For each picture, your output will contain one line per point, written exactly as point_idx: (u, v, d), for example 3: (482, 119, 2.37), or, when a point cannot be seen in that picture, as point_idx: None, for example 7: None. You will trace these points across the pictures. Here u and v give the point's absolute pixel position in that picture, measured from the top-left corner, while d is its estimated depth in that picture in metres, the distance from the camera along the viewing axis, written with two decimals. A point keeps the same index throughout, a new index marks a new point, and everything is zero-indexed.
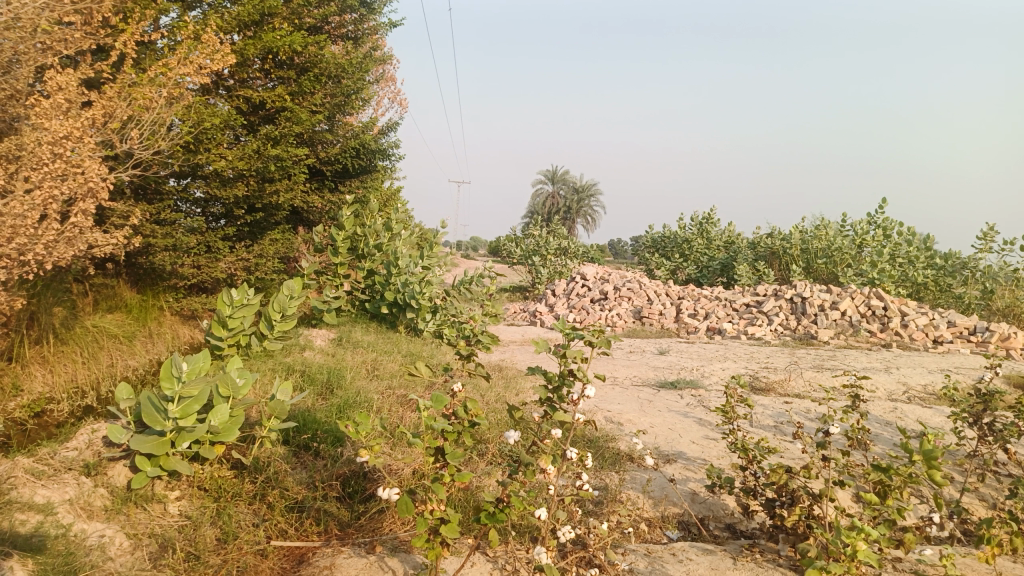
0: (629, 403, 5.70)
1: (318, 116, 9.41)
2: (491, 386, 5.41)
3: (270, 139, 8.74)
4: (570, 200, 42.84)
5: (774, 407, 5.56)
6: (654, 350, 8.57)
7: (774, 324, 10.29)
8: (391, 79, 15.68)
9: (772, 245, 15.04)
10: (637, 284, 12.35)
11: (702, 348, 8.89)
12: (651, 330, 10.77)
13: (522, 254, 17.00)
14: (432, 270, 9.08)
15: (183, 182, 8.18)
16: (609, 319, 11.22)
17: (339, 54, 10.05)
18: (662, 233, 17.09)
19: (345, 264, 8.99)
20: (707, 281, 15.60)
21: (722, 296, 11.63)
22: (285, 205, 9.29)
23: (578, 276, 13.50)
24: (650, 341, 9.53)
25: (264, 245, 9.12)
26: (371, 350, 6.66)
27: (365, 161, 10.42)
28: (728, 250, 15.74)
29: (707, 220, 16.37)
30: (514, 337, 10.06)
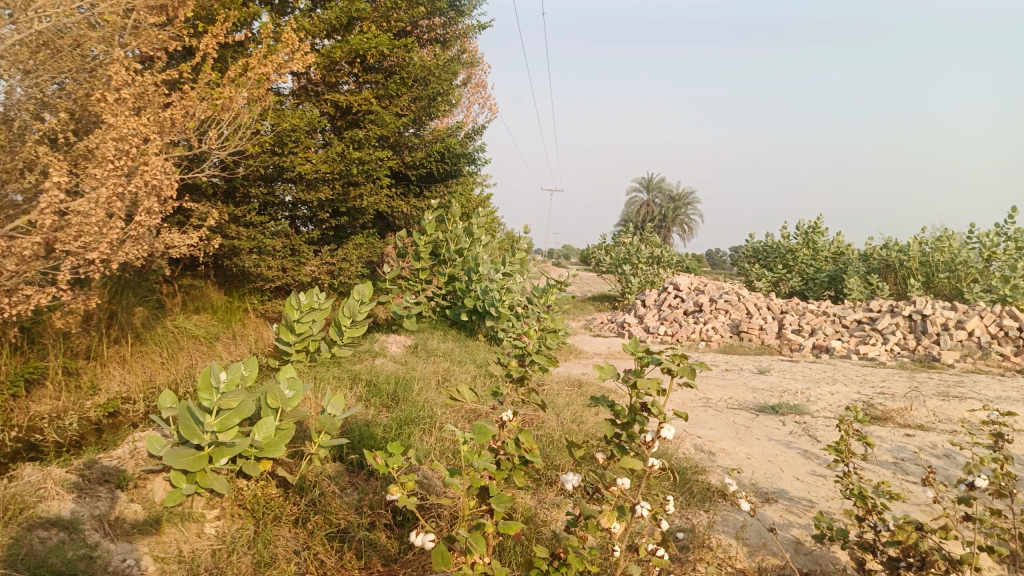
0: (723, 429, 5.14)
1: (404, 119, 9.26)
2: (568, 405, 4.98)
3: (354, 142, 8.67)
4: (665, 208, 41.73)
5: (894, 441, 4.87)
6: (752, 369, 7.89)
7: (888, 344, 9.35)
8: (482, 85, 15.58)
9: (887, 257, 13.86)
10: (735, 297, 11.58)
11: (807, 368, 8.13)
12: (750, 346, 10.03)
13: (613, 263, 16.44)
14: (514, 277, 8.73)
15: (269, 185, 8.21)
16: (703, 333, 10.55)
17: (427, 57, 9.90)
18: (763, 243, 16.16)
19: (427, 269, 8.77)
20: (812, 294, 14.57)
21: (830, 312, 10.73)
22: (368, 209, 9.19)
23: (671, 286, 12.85)
24: (749, 358, 8.82)
25: (348, 249, 9.03)
26: (447, 360, 6.36)
27: (451, 165, 10.21)
28: (836, 262, 14.65)
29: (813, 230, 15.31)
30: (601, 350, 9.57)
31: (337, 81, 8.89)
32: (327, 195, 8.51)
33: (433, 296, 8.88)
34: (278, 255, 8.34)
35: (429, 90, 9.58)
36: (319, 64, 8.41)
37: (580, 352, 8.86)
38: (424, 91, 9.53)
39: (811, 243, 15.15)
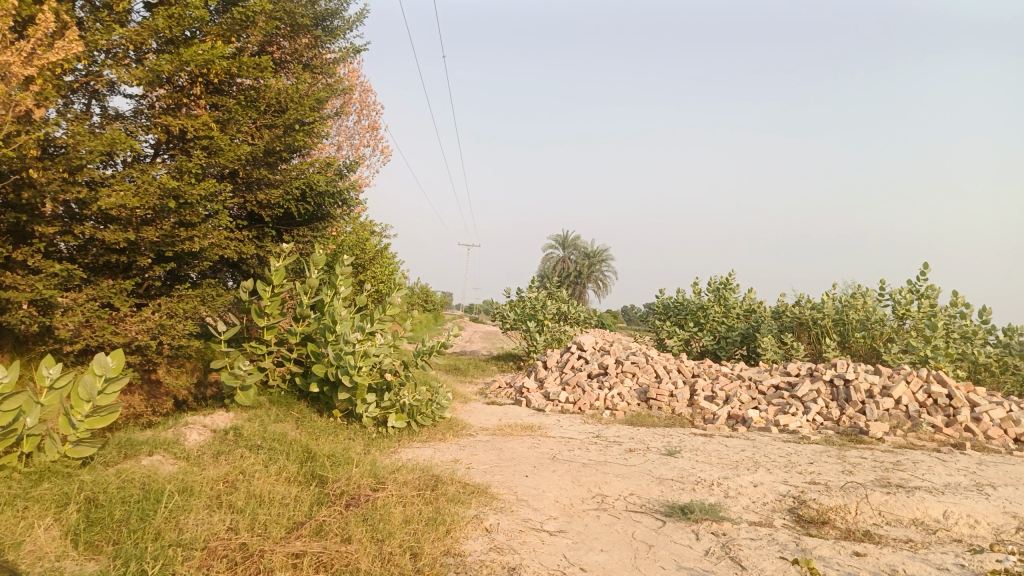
0: (617, 551, 3.77)
1: (254, 148, 7.79)
2: (399, 531, 3.51)
3: (182, 172, 7.12)
4: (580, 264, 41.12)
5: (842, 567, 3.62)
6: (659, 447, 6.62)
7: (810, 414, 8.31)
8: (371, 128, 14.63)
9: (800, 314, 13.10)
10: (643, 358, 10.42)
11: (723, 445, 6.92)
12: (660, 416, 8.79)
13: (516, 319, 15.13)
14: (381, 337, 7.26)
15: (67, 223, 6.55)
16: (608, 400, 9.28)
17: (288, 81, 8.48)
18: (673, 300, 15.19)
19: (274, 328, 7.18)
20: (725, 353, 13.63)
21: (746, 374, 9.68)
22: (205, 251, 7.60)
23: (574, 345, 11.59)
24: (658, 433, 7.57)
25: (176, 302, 7.38)
26: (262, 451, 4.80)
27: (315, 204, 8.72)
28: (749, 320, 13.79)
29: (725, 286, 14.47)
30: (488, 422, 8.12)
31: (168, 102, 7.35)
32: (148, 236, 6.89)
33: (282, 360, 7.28)
34: (80, 310, 6.61)
35: (289, 117, 8.13)
36: (142, 79, 6.83)
37: (460, 428, 7.38)
38: (281, 119, 8.06)
39: (722, 300, 14.27)
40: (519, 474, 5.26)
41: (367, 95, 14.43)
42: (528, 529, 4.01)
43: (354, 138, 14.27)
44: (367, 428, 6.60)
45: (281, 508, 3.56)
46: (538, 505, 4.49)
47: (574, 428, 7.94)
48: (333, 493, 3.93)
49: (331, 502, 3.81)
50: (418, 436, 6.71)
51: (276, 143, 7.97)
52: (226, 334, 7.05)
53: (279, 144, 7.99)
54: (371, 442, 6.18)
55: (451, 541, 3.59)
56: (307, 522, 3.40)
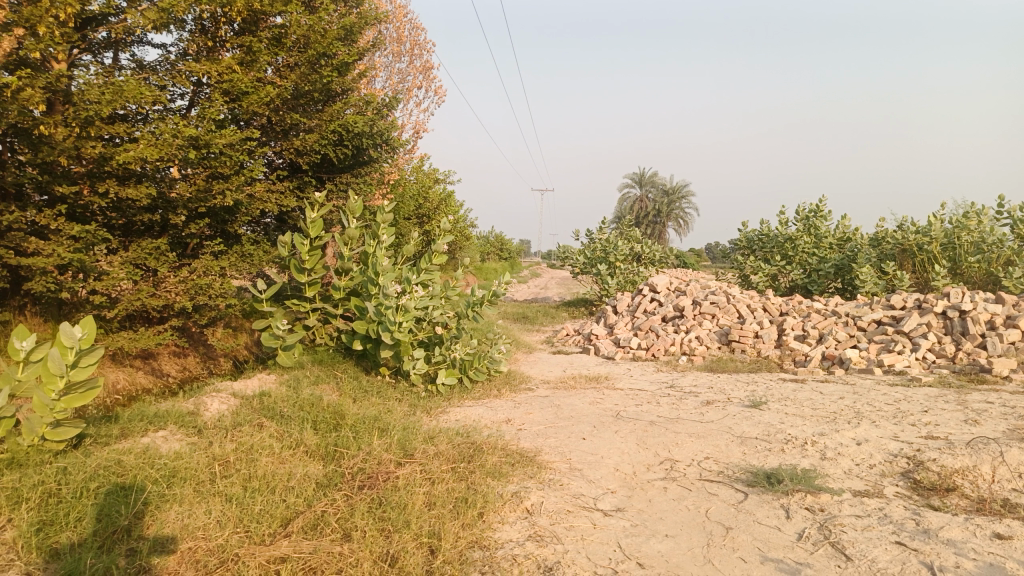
0: (685, 537, 3.07)
1: (283, 91, 7.26)
2: (414, 520, 2.92)
3: (206, 119, 6.68)
4: (660, 202, 39.48)
5: (980, 556, 2.80)
6: (742, 398, 5.81)
7: (919, 352, 7.27)
8: (421, 70, 13.91)
9: (902, 240, 11.75)
10: (724, 297, 9.45)
11: (817, 393, 6.04)
12: (743, 360, 7.93)
13: (586, 262, 14.37)
14: (427, 287, 6.68)
15: (91, 183, 6.21)
16: (685, 345, 8.47)
17: (316, 15, 7.85)
18: (756, 232, 13.97)
19: (317, 283, 6.70)
20: (817, 287, 12.44)
21: (842, 309, 8.62)
22: (240, 205, 7.19)
23: (647, 286, 10.73)
24: (741, 381, 6.74)
25: (215, 261, 7.01)
26: (285, 421, 4.32)
27: (354, 148, 8.14)
28: (843, 249, 12.53)
29: (816, 213, 13.15)
30: (552, 374, 7.48)
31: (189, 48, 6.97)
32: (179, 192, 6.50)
33: (327, 317, 6.81)
34: (116, 273, 6.29)
35: (313, 52, 7.55)
36: (156, 21, 6.39)
37: (518, 383, 6.77)
38: (305, 55, 7.48)
39: (812, 230, 12.97)
40: (576, 437, 4.60)
41: (414, 34, 13.65)
42: (577, 509, 3.35)
43: (402, 80, 13.58)
44: (416, 386, 6.07)
45: (280, 495, 3.04)
46: (594, 476, 3.83)
47: (646, 378, 7.20)
48: (347, 473, 3.39)
49: (343, 484, 3.26)
50: (470, 393, 6.13)
51: (302, 82, 7.43)
52: (267, 293, 6.63)
53: (307, 84, 7.46)
54: (417, 403, 5.64)
55: (479, 529, 2.98)
56: (304, 516, 2.87)
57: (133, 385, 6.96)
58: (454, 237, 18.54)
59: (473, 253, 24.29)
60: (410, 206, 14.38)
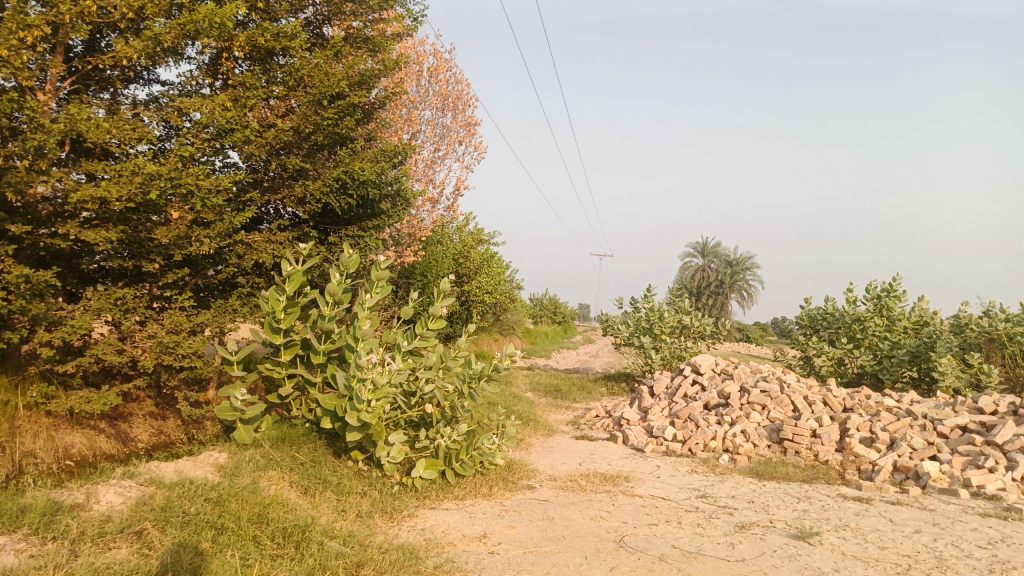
0: None
1: (283, 133, 6.66)
2: None
3: (187, 156, 6.06)
4: (722, 274, 37.95)
5: None
6: (787, 524, 4.60)
7: (1017, 472, 5.89)
8: (462, 124, 13.41)
9: (991, 328, 10.25)
10: (777, 385, 8.20)
11: (886, 523, 4.77)
12: (796, 465, 6.66)
13: (628, 334, 13.27)
14: (420, 362, 5.77)
15: (51, 222, 5.57)
16: (727, 440, 7.25)
17: (327, 55, 7.32)
18: (820, 310, 12.54)
19: (294, 347, 5.87)
20: (888, 377, 10.99)
21: (918, 409, 7.26)
22: (224, 252, 6.53)
23: (689, 366, 9.55)
24: (789, 496, 5.50)
25: (190, 316, 6.25)
26: (182, 527, 3.41)
27: (360, 198, 7.44)
28: (920, 335, 11.08)
29: (888, 293, 11.76)
30: (563, 467, 6.36)
31: (184, 82, 6.51)
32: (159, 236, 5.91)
33: (304, 387, 5.95)
34: (72, 324, 5.54)
35: (318, 89, 6.92)
36: (144, 50, 5.82)
37: (519, 478, 5.69)
38: (308, 95, 6.90)
39: (884, 311, 11.56)
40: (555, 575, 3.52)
41: (458, 89, 13.17)
42: None
43: (441, 137, 13.15)
44: (388, 477, 5.09)
45: None
46: None
47: (674, 481, 6.02)
48: None
49: None
50: (453, 490, 5.11)
51: (305, 123, 6.81)
52: (237, 356, 5.83)
53: (310, 126, 6.83)
54: (382, 504, 4.65)
55: None
56: None
57: (92, 449, 6.21)
58: (497, 299, 17.76)
59: (521, 315, 23.43)
60: (445, 265, 13.70)
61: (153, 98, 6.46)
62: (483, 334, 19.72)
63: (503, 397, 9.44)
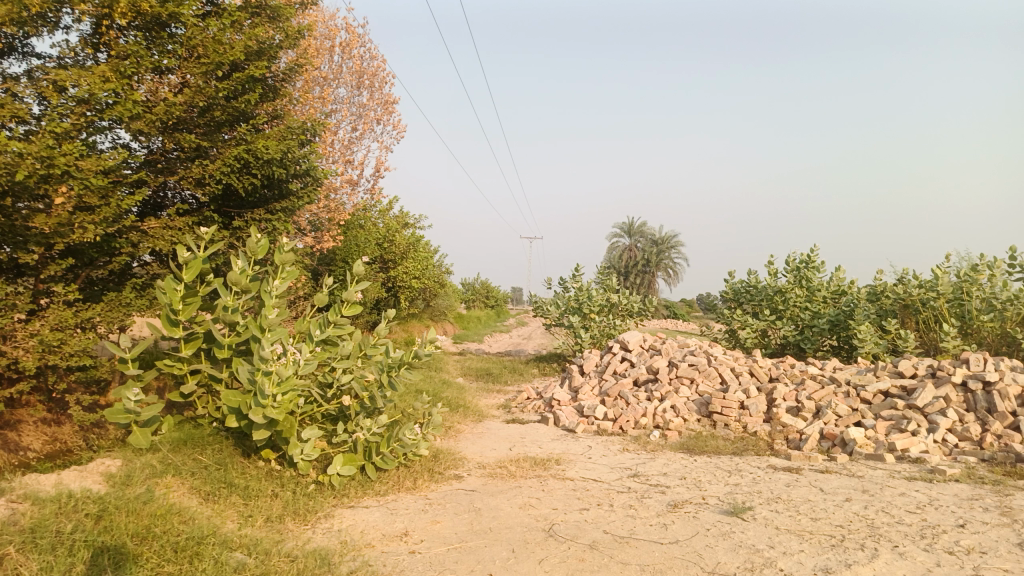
0: None
1: (175, 110, 6.15)
2: None
3: (62, 134, 5.46)
4: (649, 252, 38.45)
5: None
6: (719, 501, 4.48)
7: (938, 434, 5.98)
8: (379, 102, 12.92)
9: (905, 295, 10.53)
10: (705, 358, 8.17)
11: (818, 493, 4.71)
12: (726, 438, 6.61)
13: (557, 314, 13.14)
14: (334, 350, 5.39)
15: None
16: (657, 416, 7.15)
17: (223, 26, 6.82)
18: (744, 284, 12.49)
19: (196, 340, 5.40)
20: (810, 346, 11.19)
21: (841, 376, 7.33)
22: (113, 239, 5.99)
23: (617, 344, 9.46)
24: (721, 471, 5.41)
25: (76, 312, 5.69)
26: (53, 549, 2.99)
27: (266, 178, 6.97)
28: (838, 304, 11.32)
29: (808, 264, 11.97)
30: (492, 453, 6.11)
31: (61, 54, 5.90)
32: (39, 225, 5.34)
33: (208, 383, 5.49)
34: None
35: (211, 59, 6.51)
36: (6, 16, 5.23)
37: (445, 468, 5.40)
38: (199, 65, 6.46)
39: (804, 282, 11.76)
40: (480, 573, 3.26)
41: (374, 66, 12.67)
42: None
43: (358, 116, 12.64)
44: (302, 477, 4.72)
45: None
46: None
47: (606, 462, 5.85)
48: None
49: None
50: (374, 485, 4.79)
51: (199, 98, 6.38)
52: (132, 352, 5.32)
53: (204, 101, 6.42)
54: (294, 505, 4.29)
55: None
56: None
57: None
58: (424, 285, 17.37)
59: (451, 300, 23.10)
60: (368, 251, 13.23)
61: (27, 73, 5.85)
62: (412, 320, 19.30)
63: (430, 384, 9.12)
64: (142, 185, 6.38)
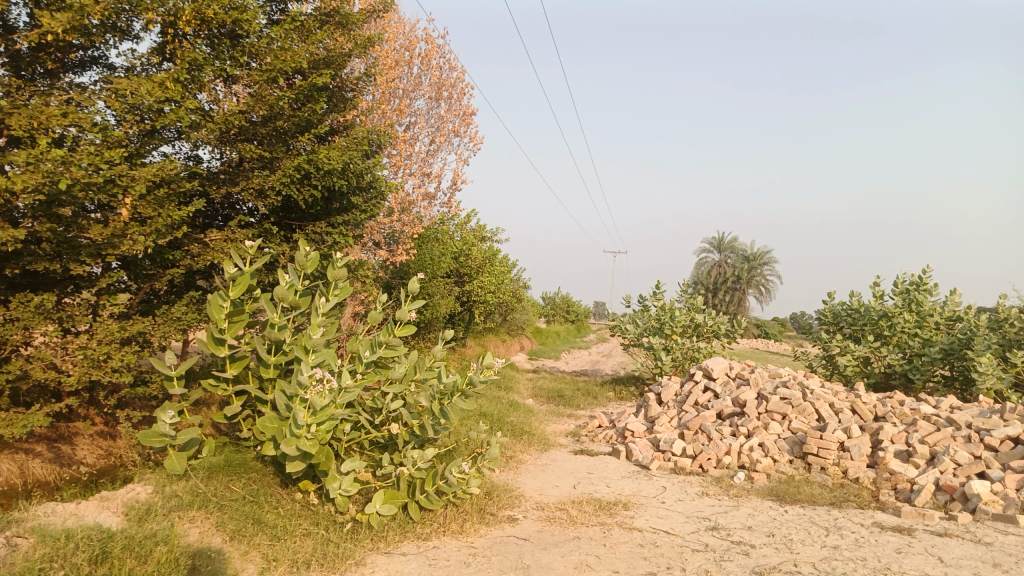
0: None
1: (237, 117, 5.93)
2: None
3: (115, 144, 5.28)
4: (739, 269, 36.84)
5: None
6: (815, 570, 3.77)
7: None
8: (458, 113, 12.63)
9: None
10: (799, 391, 7.35)
11: (937, 564, 3.92)
12: (823, 485, 5.82)
13: (637, 334, 12.46)
14: (383, 376, 4.99)
15: None
16: (743, 456, 6.42)
17: (288, 31, 6.60)
18: (843, 306, 11.57)
19: (243, 361, 5.12)
20: (920, 377, 10.07)
21: (960, 418, 6.39)
22: (165, 252, 5.84)
23: (700, 371, 8.72)
24: (816, 528, 4.66)
25: (123, 327, 5.51)
26: None
27: (326, 189, 6.71)
28: (954, 331, 10.15)
29: (918, 286, 10.84)
30: (554, 491, 5.55)
31: (128, 61, 5.83)
32: (93, 235, 5.10)
33: (254, 406, 5.20)
34: None
35: (272, 66, 6.24)
36: (68, 21, 5.10)
37: (499, 508, 4.88)
38: (261, 73, 6.20)
39: (914, 306, 10.63)
40: None
41: (453, 75, 12.41)
42: None
43: (435, 128, 12.38)
44: (339, 514, 4.31)
45: None
46: None
47: (682, 508, 5.19)
48: None
49: None
50: (416, 527, 4.33)
51: (261, 105, 6.11)
52: (177, 371, 5.07)
53: (267, 109, 6.14)
54: (324, 549, 3.87)
55: None
56: None
57: (21, 477, 5.48)
58: (501, 300, 16.97)
59: (530, 315, 22.63)
60: (442, 264, 12.93)
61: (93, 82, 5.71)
62: (489, 336, 18.92)
63: (497, 407, 8.63)
64: (203, 195, 6.23)
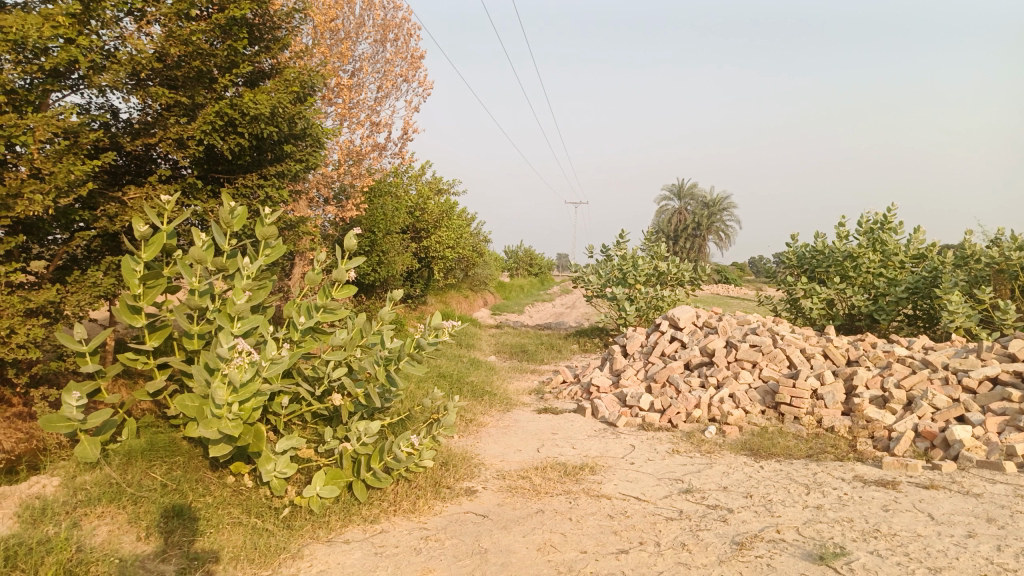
0: None
1: (144, 57, 5.26)
2: None
3: (2, 89, 4.56)
4: (699, 215, 36.73)
5: None
6: (799, 537, 3.45)
7: None
8: (405, 57, 11.89)
9: (1001, 258, 9.12)
10: (769, 338, 7.05)
11: (928, 522, 3.63)
12: (797, 436, 5.54)
13: (600, 285, 12.10)
14: (320, 343, 4.50)
15: None
16: (713, 409, 6.11)
17: None
18: (808, 248, 11.32)
19: (164, 331, 4.57)
20: (886, 318, 9.91)
21: (936, 359, 6.14)
22: (71, 213, 5.20)
23: (666, 321, 8.39)
24: (795, 485, 4.35)
25: (28, 297, 4.88)
26: None
27: (254, 137, 6.11)
28: (919, 270, 9.97)
29: (883, 225, 10.60)
30: (516, 457, 5.17)
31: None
32: None
33: (179, 380, 4.66)
34: None
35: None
36: None
37: (456, 480, 4.48)
38: (171, 5, 5.48)
39: (879, 245, 10.41)
40: None
41: (398, 16, 11.63)
42: None
43: (381, 74, 11.65)
44: (275, 498, 3.85)
45: None
46: None
47: (653, 469, 4.84)
48: None
49: None
50: (361, 508, 3.90)
51: (171, 44, 5.46)
52: (90, 346, 4.49)
53: (178, 47, 5.49)
54: (255, 541, 3.42)
55: None
56: None
57: None
58: (461, 254, 16.45)
59: (491, 269, 22.15)
60: (396, 219, 12.35)
61: None
62: (450, 292, 18.44)
63: (456, 366, 8.20)
64: (116, 148, 5.56)
